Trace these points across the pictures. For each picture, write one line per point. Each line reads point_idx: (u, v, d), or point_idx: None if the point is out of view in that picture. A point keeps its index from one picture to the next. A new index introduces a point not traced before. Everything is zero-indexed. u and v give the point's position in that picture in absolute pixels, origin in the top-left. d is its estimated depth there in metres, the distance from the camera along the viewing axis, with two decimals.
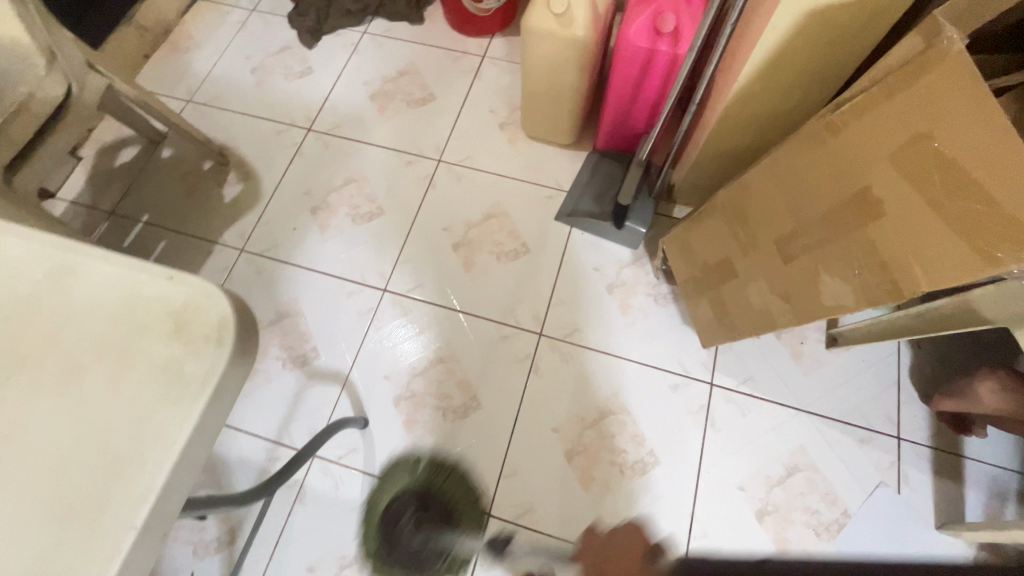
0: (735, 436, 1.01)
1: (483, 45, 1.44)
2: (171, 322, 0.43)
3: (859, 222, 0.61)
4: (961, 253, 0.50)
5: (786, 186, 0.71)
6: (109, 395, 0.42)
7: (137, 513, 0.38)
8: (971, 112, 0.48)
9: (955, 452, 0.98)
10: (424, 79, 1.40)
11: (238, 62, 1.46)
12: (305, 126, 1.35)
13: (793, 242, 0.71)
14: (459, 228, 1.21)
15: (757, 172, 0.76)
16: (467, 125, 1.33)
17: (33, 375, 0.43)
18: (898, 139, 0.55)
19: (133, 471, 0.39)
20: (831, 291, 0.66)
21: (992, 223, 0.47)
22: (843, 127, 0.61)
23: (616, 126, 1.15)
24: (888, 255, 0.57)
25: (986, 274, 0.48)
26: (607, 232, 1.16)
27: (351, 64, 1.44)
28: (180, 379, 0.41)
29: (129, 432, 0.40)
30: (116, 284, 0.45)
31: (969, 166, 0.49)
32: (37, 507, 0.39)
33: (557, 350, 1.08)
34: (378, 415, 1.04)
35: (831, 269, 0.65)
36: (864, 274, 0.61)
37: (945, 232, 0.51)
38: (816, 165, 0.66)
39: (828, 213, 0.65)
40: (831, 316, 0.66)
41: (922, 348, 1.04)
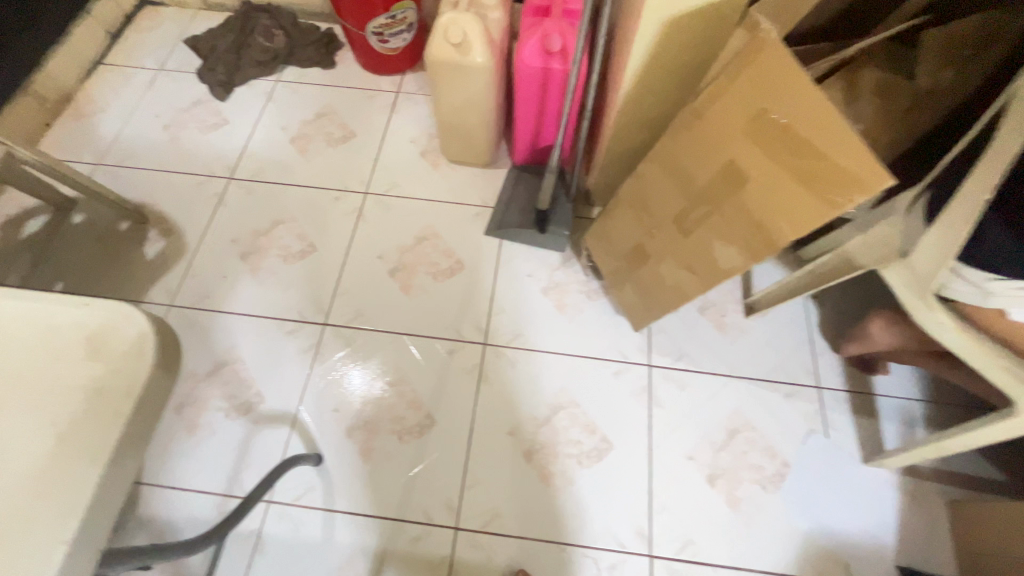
0: (678, 410, 1.07)
1: (396, 82, 1.51)
2: (88, 346, 0.46)
3: (731, 191, 0.70)
4: (810, 202, 0.60)
5: (673, 170, 0.80)
6: (24, 427, 0.44)
7: (66, 529, 0.39)
8: (795, 86, 0.58)
9: (868, 391, 1.09)
10: (342, 118, 1.44)
11: (148, 121, 1.44)
12: (226, 176, 1.35)
13: (687, 219, 0.80)
14: (393, 254, 1.24)
15: (648, 163, 0.85)
16: (389, 157, 1.38)
17: None
18: (747, 116, 0.64)
19: (62, 491, 0.41)
20: (725, 254, 0.75)
21: (826, 172, 0.57)
22: (705, 112, 0.71)
23: (529, 141, 1.23)
24: (759, 215, 0.67)
25: (831, 215, 0.58)
26: (534, 239, 1.23)
27: (267, 111, 1.46)
28: (104, 397, 0.44)
29: (50, 459, 0.42)
30: (29, 322, 0.47)
31: (800, 129, 0.59)
32: None
33: (502, 357, 1.12)
34: (332, 449, 1.03)
35: (720, 236, 0.74)
36: (745, 235, 0.70)
37: (794, 187, 0.61)
38: (691, 148, 0.75)
39: (708, 189, 0.74)
40: (729, 276, 0.75)
41: (825, 304, 1.17)
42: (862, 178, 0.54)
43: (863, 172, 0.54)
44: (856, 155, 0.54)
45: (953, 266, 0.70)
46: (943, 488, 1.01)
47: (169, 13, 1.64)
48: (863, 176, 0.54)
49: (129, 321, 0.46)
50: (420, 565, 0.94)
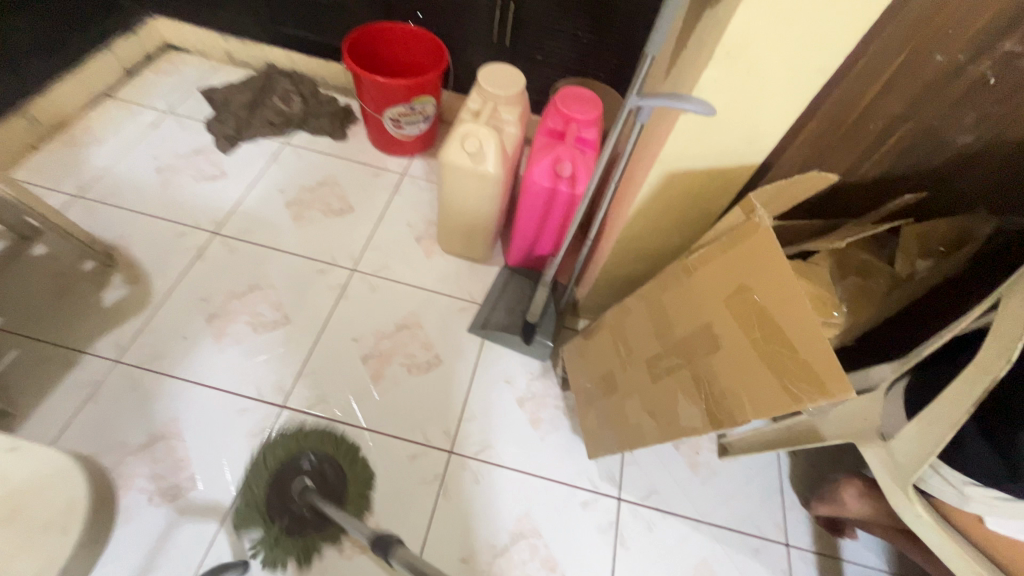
0: (643, 553, 1.01)
1: (403, 164, 1.54)
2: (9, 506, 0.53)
3: (703, 352, 0.70)
4: (775, 389, 0.59)
5: (654, 313, 0.80)
6: None
7: None
8: (778, 275, 0.60)
9: (834, 554, 1.06)
10: (343, 191, 1.45)
11: (142, 160, 1.41)
12: (211, 229, 1.31)
13: (657, 365, 0.79)
14: (369, 338, 1.19)
15: (634, 301, 0.86)
16: (383, 236, 1.37)
17: None
18: (730, 287, 0.66)
19: None
20: (685, 411, 0.73)
21: (795, 366, 0.58)
22: (693, 270, 0.72)
23: (526, 246, 1.25)
24: (725, 386, 0.66)
25: (792, 408, 0.57)
26: (518, 344, 1.21)
27: (268, 172, 1.45)
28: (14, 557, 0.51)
29: None
30: None
31: (776, 317, 0.60)
32: None
33: (466, 468, 1.05)
34: (262, 554, 0.92)
35: (685, 392, 0.73)
36: (708, 399, 0.69)
37: (762, 369, 0.61)
38: (674, 298, 0.75)
39: (681, 342, 0.74)
40: (686, 435, 0.73)
41: (796, 454, 1.16)
42: (826, 382, 0.54)
43: (830, 377, 0.54)
44: (826, 360, 0.55)
45: (933, 462, 0.70)
46: None
47: (191, 59, 1.67)
48: (826, 380, 0.54)
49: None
50: None
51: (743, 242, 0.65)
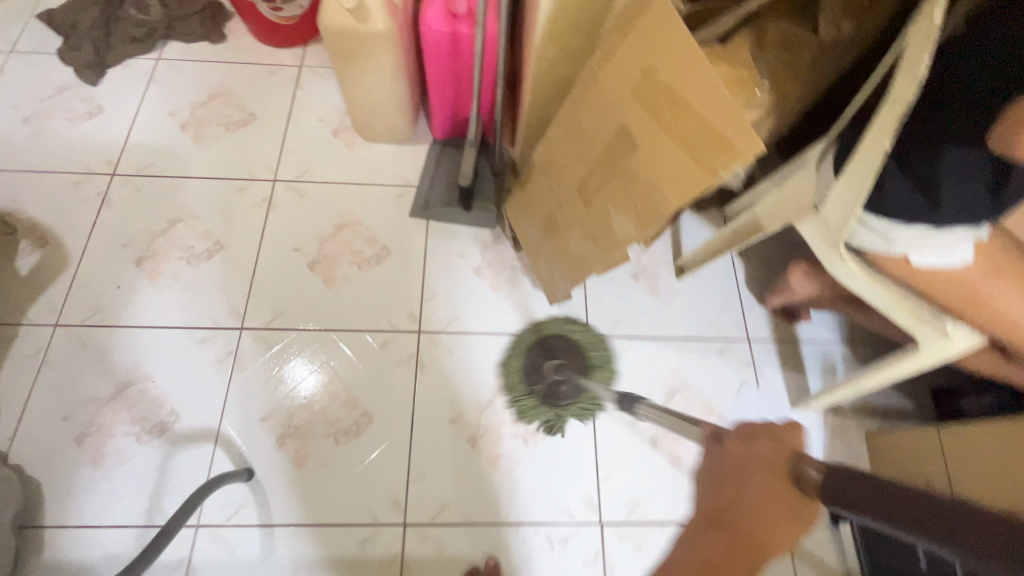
0: (617, 377, 1.08)
1: (298, 56, 1.38)
2: None
3: (623, 156, 0.67)
4: (691, 169, 0.58)
5: (574, 134, 0.76)
6: None
7: None
8: (678, 44, 0.56)
9: (792, 338, 1.14)
10: (239, 99, 1.30)
11: (3, 113, 1.24)
12: (108, 172, 1.19)
13: (587, 187, 0.77)
14: (310, 246, 1.15)
15: (555, 131, 0.81)
16: (297, 139, 1.26)
17: None
18: (635, 75, 0.62)
19: None
20: (619, 224, 0.72)
21: (706, 138, 0.56)
22: (600, 70, 0.67)
23: (447, 113, 1.17)
24: (649, 184, 0.65)
25: (709, 183, 0.57)
26: (463, 217, 1.18)
27: (149, 96, 1.29)
28: None
29: None
30: None
31: (681, 92, 0.57)
32: None
33: (438, 343, 1.08)
34: (263, 460, 0.96)
35: (615, 205, 0.72)
36: (636, 203, 0.68)
37: (678, 152, 0.59)
38: (588, 109, 0.71)
39: (604, 155, 0.70)
40: (624, 247, 0.73)
41: (750, 259, 1.20)
42: (737, 145, 0.53)
43: (740, 139, 0.52)
44: (733, 120, 0.53)
45: (861, 215, 0.71)
46: (861, 421, 1.08)
47: None
48: (735, 141, 0.53)
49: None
50: (369, 567, 0.91)
51: (641, 19, 0.60)
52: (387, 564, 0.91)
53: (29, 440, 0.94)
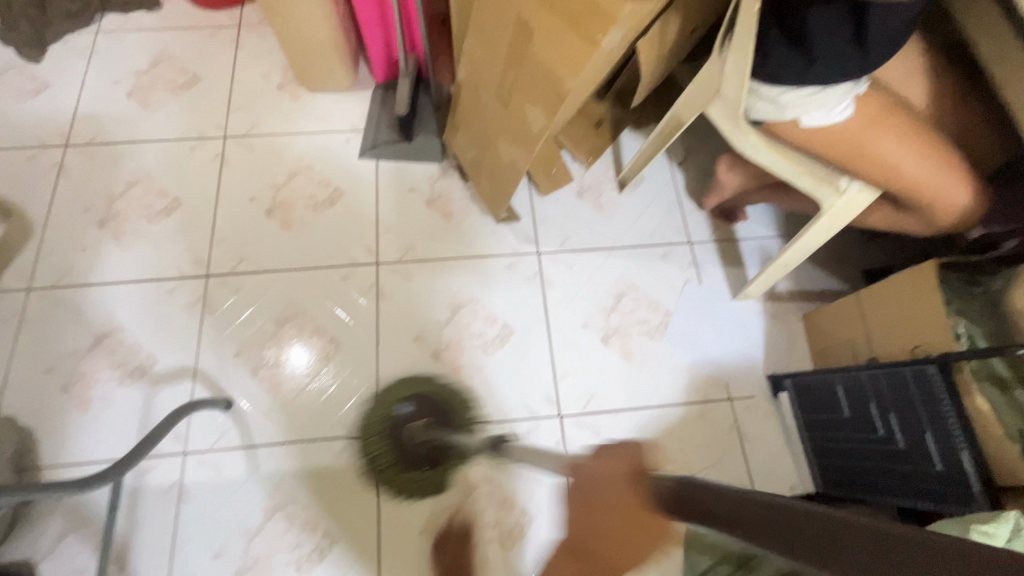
0: (568, 287, 1.15)
1: (236, 16, 1.39)
2: None
3: (524, 49, 0.73)
4: (578, 44, 0.64)
5: (483, 40, 0.81)
6: None
7: None
8: None
9: (732, 237, 1.21)
10: (183, 63, 1.33)
11: None
12: (61, 143, 1.22)
13: (503, 90, 0.82)
14: (266, 194, 1.19)
15: (467, 44, 0.85)
16: (244, 96, 1.30)
17: None
18: None
19: None
20: (534, 118, 0.78)
21: (586, 12, 0.62)
22: None
23: (384, 54, 1.20)
24: (552, 72, 0.70)
25: (595, 54, 0.63)
26: (410, 153, 1.22)
27: (93, 68, 1.31)
28: None
29: None
30: None
31: None
32: None
33: (396, 271, 1.14)
34: (240, 390, 1.03)
35: (528, 100, 0.78)
36: (544, 93, 0.74)
37: (566, 32, 0.65)
38: (488, 11, 0.75)
39: (511, 54, 0.76)
40: (543, 139, 0.79)
41: (687, 169, 1.26)
42: (613, 13, 0.59)
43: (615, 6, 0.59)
44: None
45: (753, 87, 0.77)
46: (798, 305, 1.16)
47: None
48: (608, 8, 0.60)
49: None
50: (348, 472, 0.99)
51: None
52: (363, 468, 0.99)
53: (17, 392, 1.00)
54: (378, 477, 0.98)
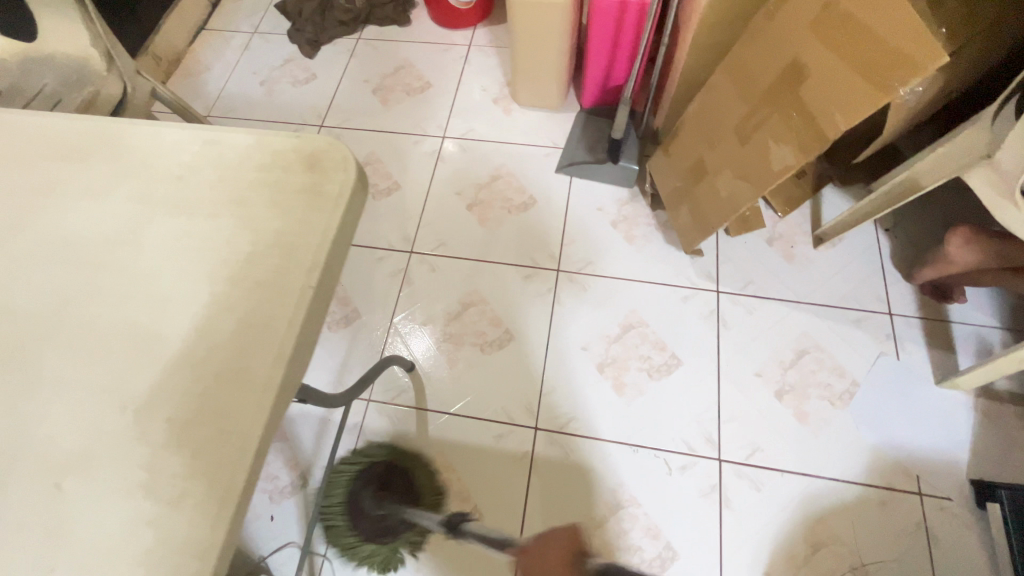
0: (745, 331, 1.12)
1: (469, 36, 1.59)
2: (301, 163, 0.45)
3: (792, 89, 0.75)
4: (864, 89, 0.64)
5: (739, 77, 0.84)
6: (243, 236, 0.43)
7: (284, 347, 0.38)
8: None
9: (943, 318, 1.10)
10: (420, 71, 1.54)
11: (247, 77, 1.59)
12: (317, 123, 1.48)
13: (746, 124, 0.84)
14: (470, 191, 1.33)
15: (715, 78, 0.90)
16: (464, 104, 1.47)
17: (194, 254, 0.43)
18: (817, 10, 0.69)
19: (283, 316, 0.39)
20: (777, 156, 0.79)
21: (887, 59, 0.62)
22: (777, 12, 0.75)
23: (600, 82, 1.29)
24: (816, 111, 0.71)
25: (882, 102, 0.63)
26: (605, 175, 1.29)
27: (351, 67, 1.58)
28: (318, 200, 0.44)
29: (281, 262, 0.42)
30: (256, 152, 0.46)
31: (864, 20, 0.64)
32: (170, 377, 0.38)
33: (574, 281, 1.19)
34: (422, 357, 1.14)
35: (776, 138, 0.79)
36: (800, 132, 0.74)
37: (853, 76, 0.66)
38: (761, 50, 0.79)
39: (769, 90, 0.78)
40: (779, 178, 0.79)
41: (897, 236, 1.18)
42: (920, 61, 0.58)
43: (920, 51, 0.58)
44: (916, 38, 0.59)
45: None
46: (1019, 411, 1.01)
47: None
48: (916, 57, 0.59)
49: (347, 149, 0.45)
50: (503, 457, 1.04)
51: None
52: (506, 458, 1.04)
53: None
54: (519, 470, 1.03)
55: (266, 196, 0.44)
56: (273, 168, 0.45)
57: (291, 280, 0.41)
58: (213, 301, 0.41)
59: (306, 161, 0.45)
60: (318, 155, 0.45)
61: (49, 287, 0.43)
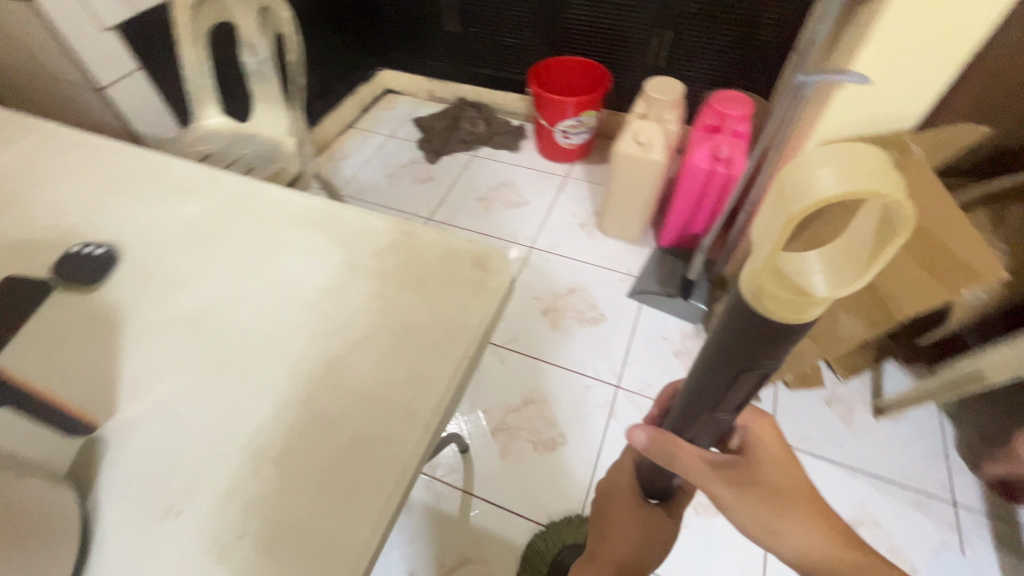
0: None
1: (567, 169, 1.85)
2: (472, 261, 0.59)
3: None
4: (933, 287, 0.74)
5: None
6: (420, 306, 0.56)
7: (441, 400, 0.49)
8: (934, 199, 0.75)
9: (1012, 521, 1.06)
10: (520, 190, 1.79)
11: (376, 170, 1.90)
12: (426, 216, 1.72)
13: None
14: (547, 297, 1.47)
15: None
16: (554, 223, 1.67)
17: (381, 312, 0.55)
18: None
19: (445, 375, 0.50)
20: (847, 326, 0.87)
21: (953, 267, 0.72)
22: None
23: (680, 228, 1.46)
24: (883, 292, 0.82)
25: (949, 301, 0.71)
26: (673, 308, 1.40)
27: (463, 176, 1.86)
28: (481, 291, 0.56)
29: (447, 333, 0.53)
30: (438, 245, 0.61)
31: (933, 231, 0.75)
32: (349, 403, 0.49)
33: (632, 400, 1.25)
34: (477, 442, 1.20)
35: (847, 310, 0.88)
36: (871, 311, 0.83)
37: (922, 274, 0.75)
38: None
39: None
40: None
41: (961, 424, 1.18)
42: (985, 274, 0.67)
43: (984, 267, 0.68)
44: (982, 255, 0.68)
45: None
46: None
47: (403, 100, 2.19)
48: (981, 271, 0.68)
49: (507, 258, 0.59)
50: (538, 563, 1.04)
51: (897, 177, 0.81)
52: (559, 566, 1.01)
53: None
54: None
55: (444, 281, 0.57)
56: (450, 260, 0.59)
57: (454, 348, 0.52)
58: (393, 351, 0.52)
59: (475, 260, 0.59)
60: (486, 258, 0.59)
61: (269, 317, 0.56)
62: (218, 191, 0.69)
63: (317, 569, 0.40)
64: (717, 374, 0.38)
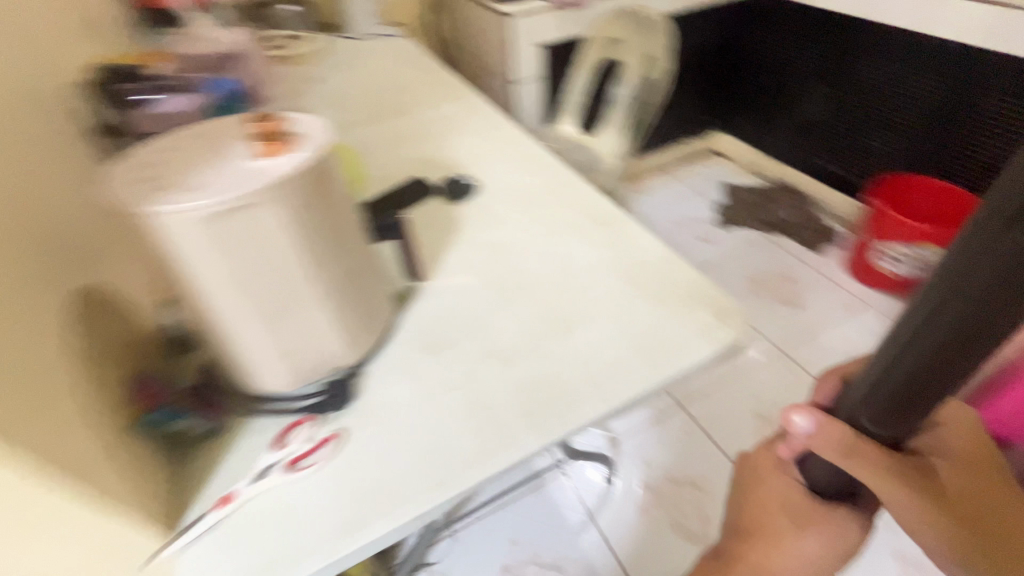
0: None
1: (869, 295, 1.60)
2: (711, 307, 0.65)
3: None
4: None
5: None
6: (648, 317, 0.64)
7: (629, 393, 0.57)
8: None
9: None
10: (799, 289, 1.65)
11: (665, 211, 2.01)
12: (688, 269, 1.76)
13: None
14: (767, 403, 1.34)
15: None
16: (819, 339, 1.49)
17: (617, 306, 0.66)
18: None
19: (641, 377, 0.58)
20: None
21: None
22: None
23: None
24: None
25: None
26: None
27: (744, 250, 1.81)
28: (708, 332, 0.62)
29: (659, 349, 0.61)
30: (688, 279, 0.68)
31: None
32: (563, 356, 0.61)
33: None
34: (623, 483, 1.21)
35: None
36: None
37: None
38: None
39: None
40: None
41: None
42: None
43: None
44: None
45: None
46: None
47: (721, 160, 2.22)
48: None
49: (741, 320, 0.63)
50: None
51: None
52: None
53: None
54: None
55: (679, 309, 0.65)
56: (692, 297, 0.66)
57: (657, 363, 0.59)
58: (613, 338, 0.62)
59: (713, 307, 0.64)
60: (723, 310, 0.64)
61: (541, 270, 0.72)
62: (549, 173, 0.91)
63: (490, 447, 0.53)
64: (954, 338, 0.20)
